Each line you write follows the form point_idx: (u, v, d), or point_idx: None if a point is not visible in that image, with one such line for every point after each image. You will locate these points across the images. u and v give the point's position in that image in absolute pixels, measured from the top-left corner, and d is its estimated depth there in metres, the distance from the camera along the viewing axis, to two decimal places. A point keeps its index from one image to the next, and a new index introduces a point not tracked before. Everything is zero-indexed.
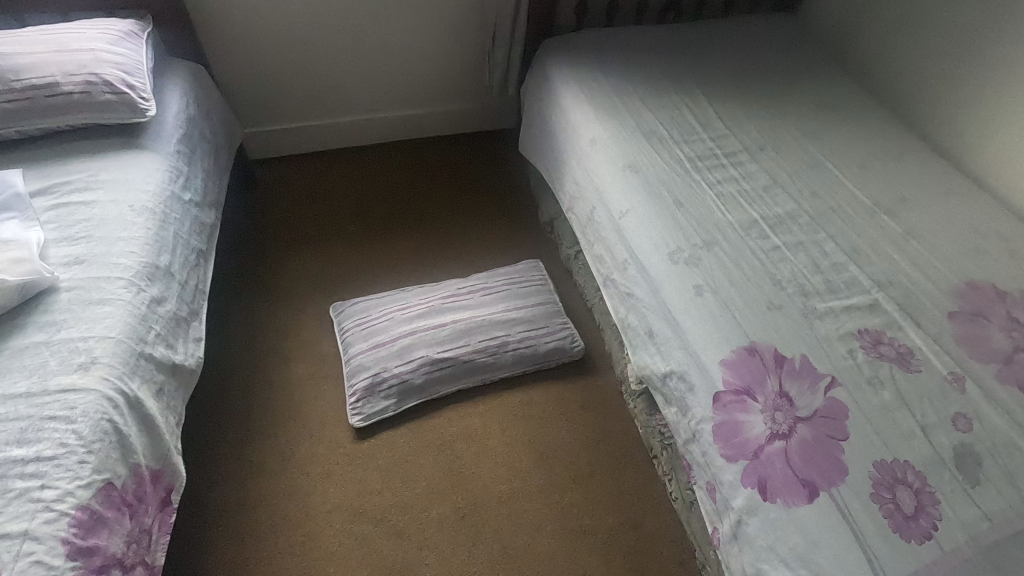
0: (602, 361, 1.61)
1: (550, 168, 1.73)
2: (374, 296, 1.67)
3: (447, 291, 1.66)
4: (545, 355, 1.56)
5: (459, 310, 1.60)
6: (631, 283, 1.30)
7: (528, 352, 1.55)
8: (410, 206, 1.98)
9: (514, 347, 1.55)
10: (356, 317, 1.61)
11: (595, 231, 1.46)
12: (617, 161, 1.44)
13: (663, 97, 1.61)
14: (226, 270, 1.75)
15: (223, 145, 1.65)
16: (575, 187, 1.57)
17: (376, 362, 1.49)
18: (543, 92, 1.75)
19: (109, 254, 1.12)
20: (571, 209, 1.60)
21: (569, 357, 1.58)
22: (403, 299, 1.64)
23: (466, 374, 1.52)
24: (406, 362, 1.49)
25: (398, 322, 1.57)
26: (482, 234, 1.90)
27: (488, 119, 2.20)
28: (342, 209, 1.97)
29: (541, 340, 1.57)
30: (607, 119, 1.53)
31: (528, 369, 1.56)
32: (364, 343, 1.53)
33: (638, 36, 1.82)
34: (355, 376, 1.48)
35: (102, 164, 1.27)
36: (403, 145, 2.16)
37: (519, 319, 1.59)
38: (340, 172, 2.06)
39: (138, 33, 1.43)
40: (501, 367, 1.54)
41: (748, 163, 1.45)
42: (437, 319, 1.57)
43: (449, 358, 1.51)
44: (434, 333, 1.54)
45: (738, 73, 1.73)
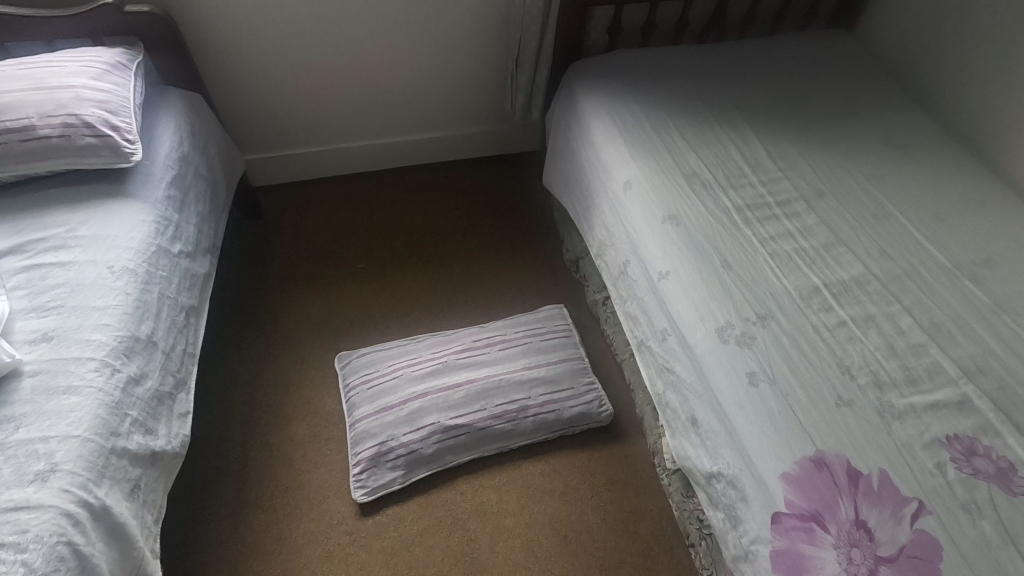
0: (632, 425, 1.46)
1: (577, 206, 1.57)
2: (382, 347, 1.53)
3: (462, 344, 1.51)
4: (569, 420, 1.41)
5: (475, 368, 1.45)
6: (671, 357, 1.14)
7: (551, 418, 1.40)
8: (423, 239, 1.84)
9: (535, 412, 1.40)
10: (362, 372, 1.47)
11: (629, 287, 1.30)
12: (655, 210, 1.27)
13: (706, 131, 1.43)
14: (226, 312, 1.63)
15: (222, 180, 1.52)
16: (606, 234, 1.41)
17: (382, 428, 1.35)
18: (570, 121, 1.58)
19: (81, 329, 0.99)
20: (601, 257, 1.44)
21: (596, 423, 1.43)
22: (414, 352, 1.50)
23: (482, 442, 1.37)
24: (415, 429, 1.35)
25: (408, 380, 1.43)
26: (500, 273, 1.75)
27: (509, 142, 2.04)
28: (352, 241, 1.83)
29: (566, 403, 1.42)
30: (643, 159, 1.36)
31: (550, 436, 1.41)
32: (369, 405, 1.40)
33: (677, 57, 1.63)
34: (360, 443, 1.35)
35: (81, 217, 1.15)
36: (418, 171, 2.01)
37: (542, 379, 1.44)
38: (350, 200, 1.93)
39: (126, 64, 1.30)
40: (521, 434, 1.39)
41: (805, 213, 1.27)
42: (451, 378, 1.43)
43: (463, 425, 1.36)
44: (447, 395, 1.40)
45: (791, 101, 1.54)
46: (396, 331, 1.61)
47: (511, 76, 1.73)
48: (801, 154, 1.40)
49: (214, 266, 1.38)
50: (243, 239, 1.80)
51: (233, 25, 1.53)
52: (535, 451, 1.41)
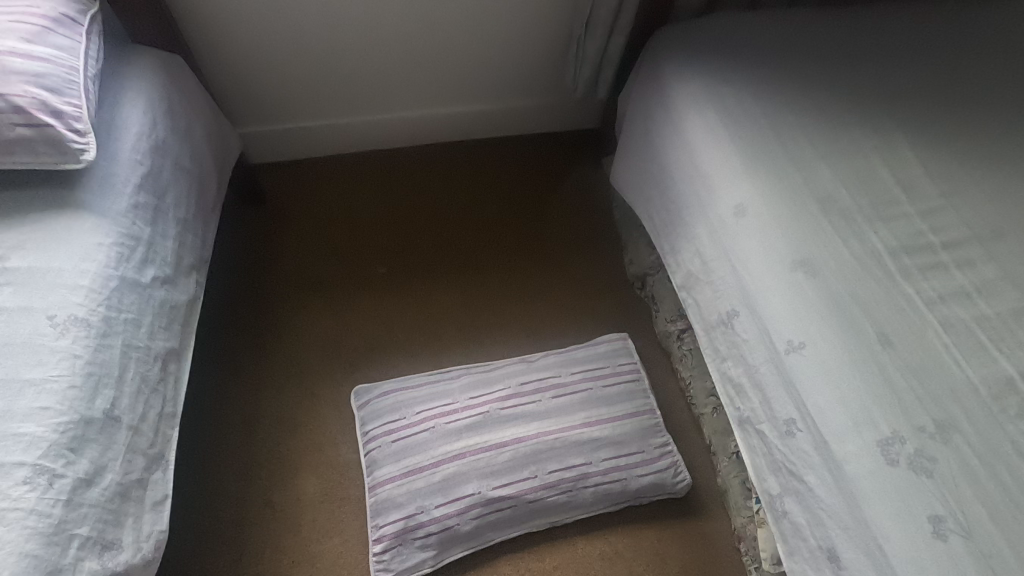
0: (709, 496, 1.20)
1: (656, 220, 1.25)
2: (408, 384, 1.26)
3: (506, 387, 1.23)
4: (637, 493, 1.15)
5: (524, 421, 1.18)
6: (798, 461, 0.86)
7: (615, 490, 1.14)
8: (458, 241, 1.53)
9: (596, 482, 1.14)
10: (384, 418, 1.20)
11: (733, 346, 1.00)
12: (780, 250, 0.95)
13: (838, 136, 1.08)
14: (221, 327, 1.36)
15: (211, 170, 1.21)
16: (700, 267, 1.09)
17: (409, 498, 1.10)
18: (654, 108, 1.23)
19: (7, 416, 0.72)
20: (689, 293, 1.14)
21: (668, 495, 1.17)
22: (447, 394, 1.22)
23: (531, 517, 1.12)
24: (449, 501, 1.10)
25: (440, 434, 1.16)
26: (549, 288, 1.47)
27: (560, 119, 1.69)
28: (371, 240, 1.53)
29: (634, 472, 1.15)
30: (760, 175, 1.03)
31: (612, 508, 1.16)
32: (393, 466, 1.14)
33: (798, 23, 1.25)
34: (381, 514, 1.10)
35: (17, 235, 0.85)
36: (450, 150, 1.68)
37: (605, 438, 1.17)
38: (369, 186, 1.61)
39: (76, 19, 0.96)
40: (577, 508, 1.14)
41: (982, 262, 0.94)
42: (494, 434, 1.16)
43: (508, 498, 1.11)
44: (489, 457, 1.14)
45: (945, 90, 1.17)
46: (424, 361, 1.35)
47: (575, 40, 1.37)
48: (969, 170, 1.05)
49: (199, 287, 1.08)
50: (240, 232, 1.50)
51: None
52: (593, 526, 1.16)
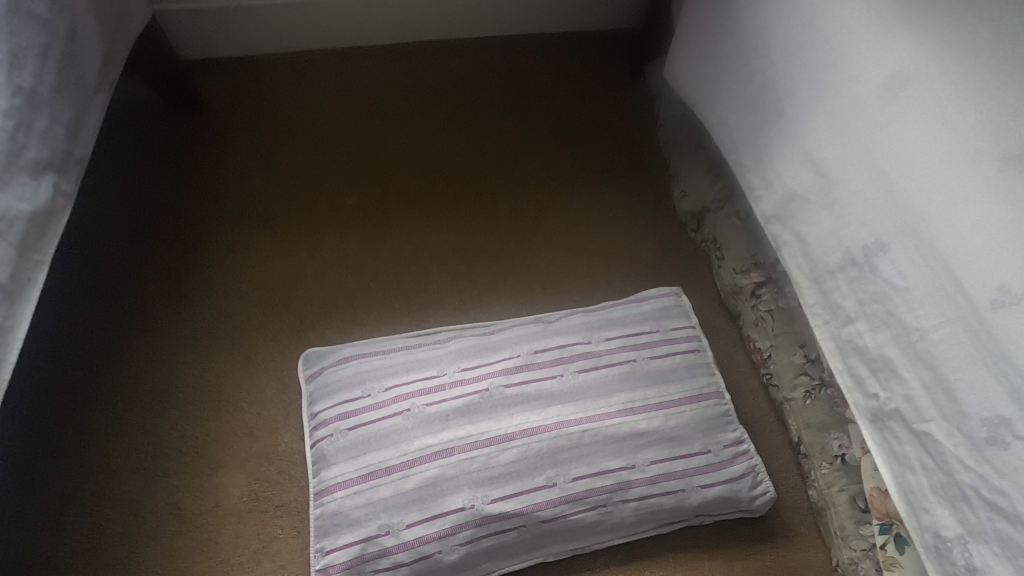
0: (797, 514, 0.85)
1: (734, 123, 0.87)
2: (376, 349, 0.90)
3: (513, 356, 0.87)
4: (698, 510, 0.80)
5: (538, 405, 0.82)
6: (1008, 489, 0.51)
7: (668, 506, 0.79)
8: (453, 166, 1.17)
9: (641, 495, 0.78)
10: (338, 397, 0.85)
11: (876, 299, 0.64)
12: (969, 139, 0.57)
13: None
14: (130, 267, 1.00)
15: (94, 34, 0.84)
16: (813, 183, 0.73)
17: (369, 515, 0.76)
18: None
19: None
20: (788, 225, 0.78)
21: (739, 512, 0.82)
22: (430, 363, 0.87)
23: (545, 542, 0.78)
24: (427, 519, 0.75)
25: (418, 422, 0.81)
26: (572, 229, 1.11)
27: (589, 15, 1.31)
28: (339, 161, 1.16)
29: (696, 481, 0.80)
30: (932, 19, 0.63)
31: (660, 529, 0.82)
32: (348, 466, 0.79)
33: None
34: (329, 536, 0.76)
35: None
36: (447, 51, 1.29)
37: (655, 432, 0.81)
38: (339, 93, 1.23)
39: None
40: (612, 529, 0.79)
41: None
42: (495, 423, 0.80)
43: (514, 516, 0.76)
44: (487, 457, 0.78)
45: None
46: (403, 319, 0.99)
47: None
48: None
49: (58, 195, 0.73)
50: (163, 144, 1.13)
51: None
52: (633, 554, 0.82)
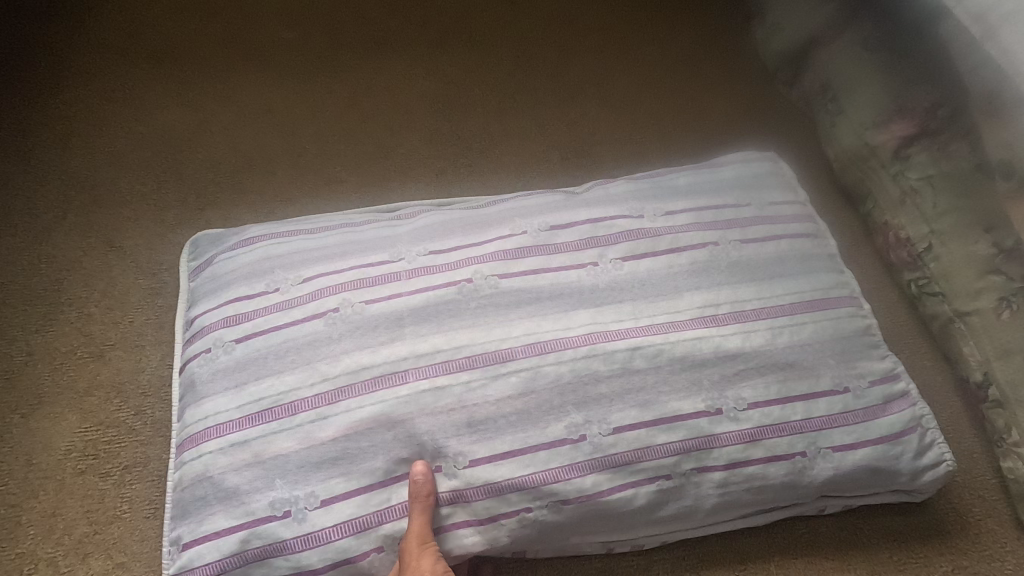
0: (981, 501, 0.52)
1: None
2: (297, 226, 0.55)
3: (513, 233, 0.52)
4: (824, 492, 0.47)
5: (556, 308, 0.48)
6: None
7: (776, 481, 0.46)
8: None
9: (733, 462, 0.45)
10: (225, 294, 0.50)
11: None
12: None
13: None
14: None
15: None
16: None
17: (256, 484, 0.43)
18: None
19: None
20: None
21: (882, 497, 0.50)
22: (381, 243, 0.53)
23: (561, 540, 0.46)
24: (358, 494, 0.43)
25: (350, 332, 0.47)
26: (606, 84, 0.76)
27: None
28: None
29: (826, 440, 0.46)
30: None
31: (751, 521, 0.49)
32: (228, 402, 0.46)
33: None
34: (189, 523, 0.43)
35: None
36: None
37: (758, 357, 0.47)
38: None
39: None
40: (677, 523, 0.46)
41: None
42: (479, 334, 0.47)
43: (510, 492, 0.43)
44: (467, 389, 0.45)
45: None
46: (353, 196, 0.67)
47: None
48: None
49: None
50: None
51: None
52: (705, 564, 0.50)
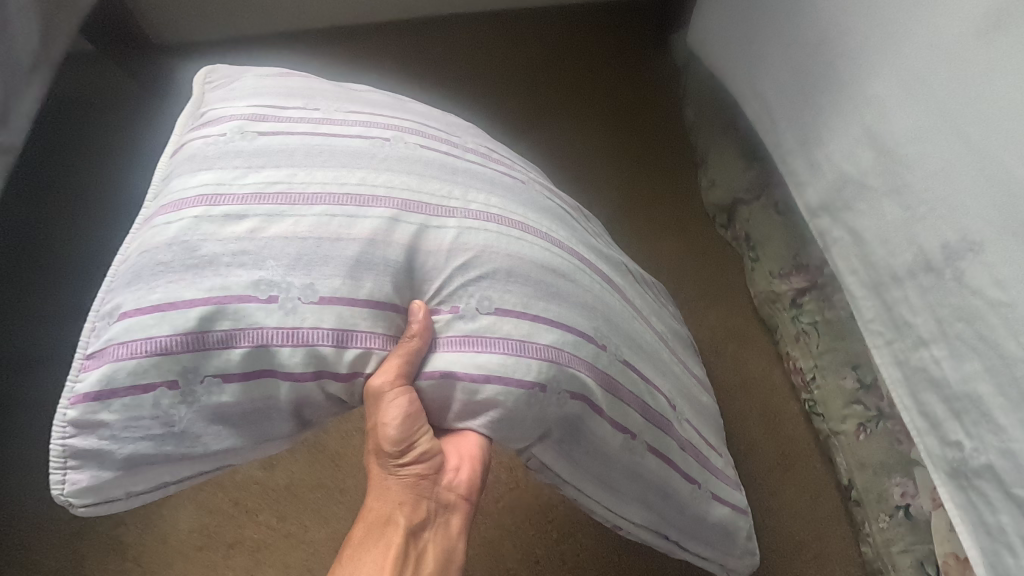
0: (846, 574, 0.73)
1: (770, 92, 0.71)
2: (301, 71, 0.52)
3: (491, 146, 0.54)
4: (681, 536, 0.56)
5: (568, 231, 0.51)
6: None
7: (670, 490, 0.52)
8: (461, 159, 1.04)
9: (665, 453, 0.50)
10: (224, 97, 0.48)
11: (959, 318, 0.49)
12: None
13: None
14: (107, 231, 0.93)
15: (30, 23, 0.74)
16: (874, 167, 0.56)
17: (235, 259, 0.39)
18: None
19: None
20: (839, 220, 0.62)
21: (730, 561, 0.62)
22: (440, 124, 0.52)
23: (520, 440, 0.44)
24: (361, 306, 0.40)
25: (386, 148, 0.46)
26: (569, 147, 1.04)
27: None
28: None
29: (714, 487, 0.57)
30: None
31: (638, 531, 0.54)
32: (233, 176, 0.42)
33: None
34: (139, 293, 0.38)
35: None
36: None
37: (670, 379, 0.55)
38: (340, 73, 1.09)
39: None
40: (602, 459, 0.47)
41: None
42: (510, 193, 0.49)
43: (527, 365, 0.41)
44: (507, 225, 0.46)
45: None
46: None
47: None
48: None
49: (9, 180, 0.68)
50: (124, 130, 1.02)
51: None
52: None
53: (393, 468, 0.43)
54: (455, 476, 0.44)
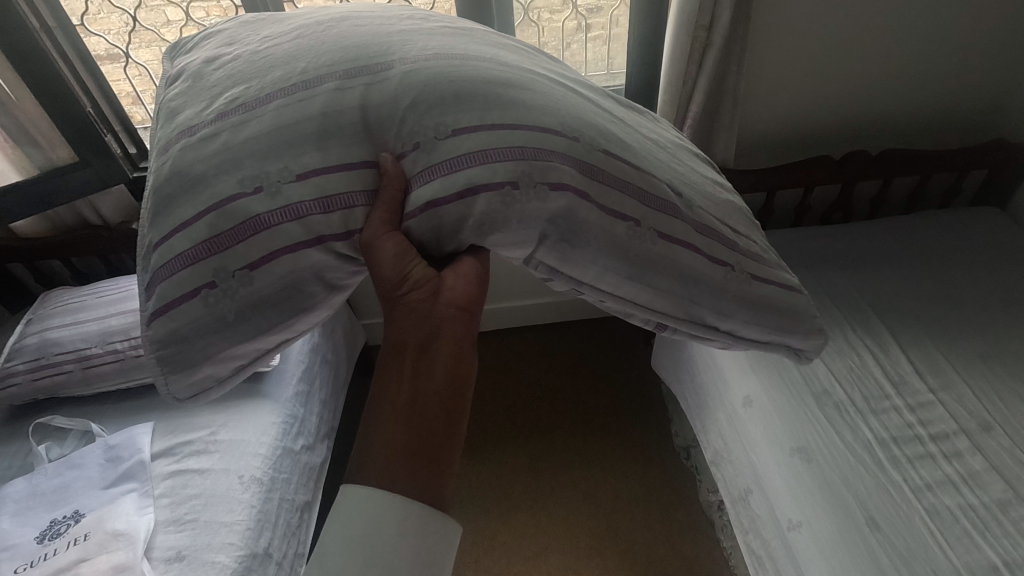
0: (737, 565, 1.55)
1: (689, 403, 1.66)
2: (251, 17, 0.82)
3: (421, 15, 0.76)
4: (736, 327, 0.73)
5: (444, 36, 0.69)
6: None
7: (703, 275, 0.68)
8: (519, 408, 2.06)
9: (669, 234, 0.65)
10: (212, 35, 0.79)
11: (757, 484, 1.34)
12: (783, 446, 1.28)
13: (840, 330, 1.45)
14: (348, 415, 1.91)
15: (332, 414, 1.74)
16: (738, 496, 1.42)
17: (219, 171, 0.59)
18: (681, 361, 1.66)
19: (208, 548, 1.20)
20: (731, 507, 1.45)
21: (792, 340, 0.80)
22: (374, 14, 0.74)
23: (523, 241, 0.61)
24: (330, 171, 0.59)
25: (301, 36, 0.70)
26: None
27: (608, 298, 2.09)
28: (509, 362, 2.21)
29: (753, 270, 0.73)
30: (764, 370, 1.37)
31: (686, 330, 0.71)
32: (200, 112, 0.65)
33: (791, 238, 1.73)
34: (158, 227, 0.60)
35: (74, 327, 1.57)
36: (557, 28, 1.62)
37: (672, 178, 0.71)
38: (497, 372, 2.19)
39: None
40: (603, 249, 0.62)
41: (970, 453, 1.19)
42: (405, 34, 0.68)
43: (495, 170, 0.57)
44: (441, 67, 0.62)
45: (921, 286, 1.54)
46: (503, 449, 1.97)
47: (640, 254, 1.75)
48: (1001, 382, 1.30)
49: (329, 449, 1.64)
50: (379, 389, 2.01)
51: (676, 48, 1.44)
52: None
53: (398, 297, 0.62)
54: (454, 292, 0.63)
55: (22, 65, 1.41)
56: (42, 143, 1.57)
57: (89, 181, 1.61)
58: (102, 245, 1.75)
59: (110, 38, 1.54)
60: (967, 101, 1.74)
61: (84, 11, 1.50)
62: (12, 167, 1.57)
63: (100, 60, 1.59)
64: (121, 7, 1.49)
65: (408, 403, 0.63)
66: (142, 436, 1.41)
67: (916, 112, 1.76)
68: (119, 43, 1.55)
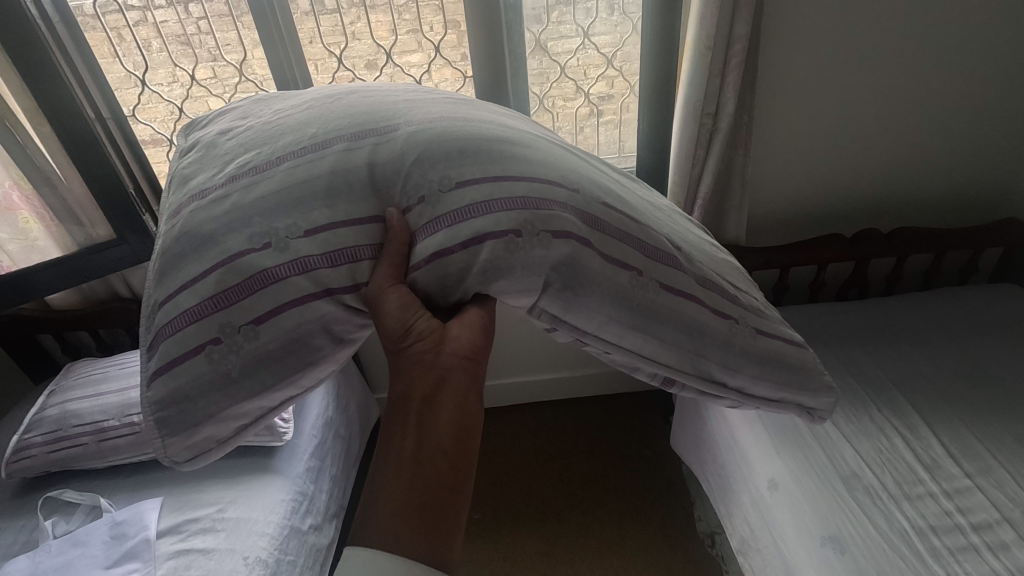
0: None
1: (713, 489, 1.58)
2: (263, 96, 0.87)
3: (424, 89, 0.81)
4: (743, 386, 0.70)
5: (445, 103, 0.73)
6: None
7: (710, 327, 0.67)
8: (535, 489, 1.97)
9: (670, 284, 0.65)
10: (229, 112, 0.84)
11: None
12: (813, 533, 1.18)
13: (864, 409, 1.39)
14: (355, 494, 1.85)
15: (341, 490, 1.68)
16: None
17: (228, 230, 0.61)
18: (700, 442, 1.60)
19: None
20: None
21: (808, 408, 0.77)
22: (380, 88, 0.79)
23: (526, 289, 0.61)
24: (338, 225, 0.61)
25: (311, 106, 0.75)
26: None
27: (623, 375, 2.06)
28: (522, 439, 2.15)
29: (758, 324, 0.72)
30: (786, 453, 1.30)
31: (694, 386, 0.68)
32: (213, 177, 0.68)
33: (811, 313, 1.70)
34: (165, 285, 0.61)
35: (95, 399, 1.58)
36: (572, 113, 1.71)
37: (671, 232, 0.71)
38: (511, 449, 2.12)
39: None
40: (606, 295, 0.61)
41: (1017, 545, 1.08)
42: (411, 103, 0.73)
43: (498, 218, 0.59)
44: (444, 128, 0.66)
45: (948, 362, 1.49)
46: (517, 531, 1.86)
47: None
48: None
49: (337, 531, 1.57)
50: None
51: (684, 131, 1.50)
52: None
53: (400, 348, 0.62)
54: (458, 342, 0.63)
55: (76, 153, 1.51)
56: (83, 221, 1.66)
57: (124, 256, 1.69)
58: (130, 316, 1.83)
59: (156, 126, 1.66)
60: (977, 179, 1.76)
61: (136, 102, 1.61)
62: (54, 242, 1.67)
63: (145, 145, 1.70)
64: (169, 98, 1.60)
65: (411, 456, 0.61)
66: (150, 512, 1.37)
67: (925, 190, 1.78)
68: (164, 129, 1.67)
